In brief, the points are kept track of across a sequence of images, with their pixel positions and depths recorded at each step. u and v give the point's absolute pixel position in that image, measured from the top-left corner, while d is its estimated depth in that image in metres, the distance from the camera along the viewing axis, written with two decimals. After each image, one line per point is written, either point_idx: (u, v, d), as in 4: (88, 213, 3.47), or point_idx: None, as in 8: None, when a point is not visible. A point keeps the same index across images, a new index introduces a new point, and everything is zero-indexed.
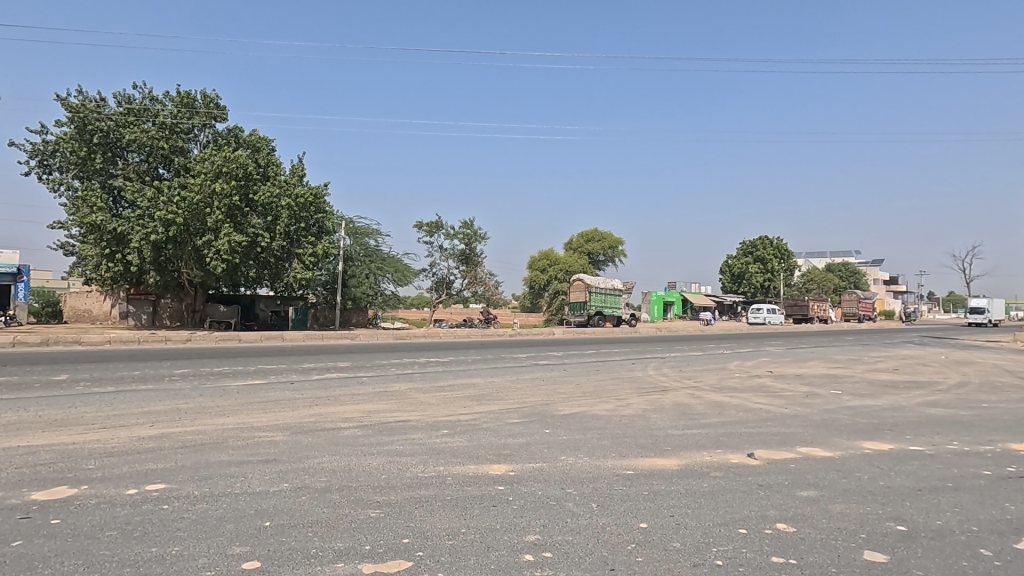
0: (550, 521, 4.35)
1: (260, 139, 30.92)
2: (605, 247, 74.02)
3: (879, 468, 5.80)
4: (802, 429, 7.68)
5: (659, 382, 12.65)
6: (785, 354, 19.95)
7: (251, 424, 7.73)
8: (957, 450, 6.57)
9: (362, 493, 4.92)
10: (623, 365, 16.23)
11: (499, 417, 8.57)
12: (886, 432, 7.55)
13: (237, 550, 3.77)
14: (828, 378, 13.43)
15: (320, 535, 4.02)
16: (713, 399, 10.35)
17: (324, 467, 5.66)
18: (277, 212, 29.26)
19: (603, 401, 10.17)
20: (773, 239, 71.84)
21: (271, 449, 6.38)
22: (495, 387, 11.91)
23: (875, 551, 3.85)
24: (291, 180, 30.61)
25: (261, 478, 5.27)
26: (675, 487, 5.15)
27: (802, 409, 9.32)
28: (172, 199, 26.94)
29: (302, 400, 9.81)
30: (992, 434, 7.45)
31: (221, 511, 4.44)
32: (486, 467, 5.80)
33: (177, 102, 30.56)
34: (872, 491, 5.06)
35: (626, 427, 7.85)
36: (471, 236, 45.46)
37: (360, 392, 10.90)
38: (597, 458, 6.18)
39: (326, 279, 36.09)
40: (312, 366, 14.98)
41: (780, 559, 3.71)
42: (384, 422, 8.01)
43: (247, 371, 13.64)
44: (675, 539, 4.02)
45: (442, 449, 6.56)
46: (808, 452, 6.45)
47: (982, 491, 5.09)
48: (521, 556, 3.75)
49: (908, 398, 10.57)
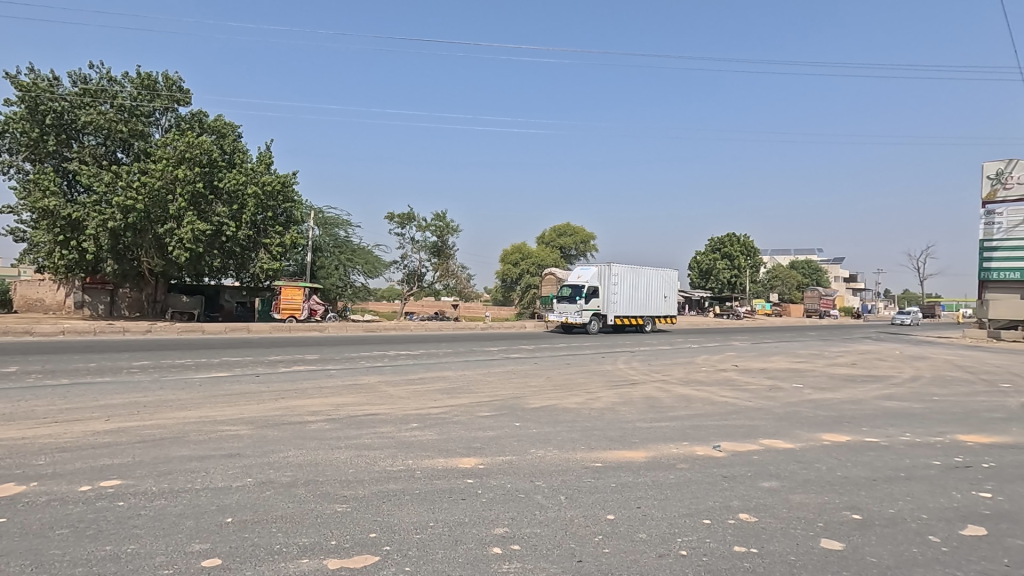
0: (518, 513, 4.36)
1: (226, 124, 29.98)
2: (577, 241, 74.19)
3: (837, 459, 6.00)
4: (765, 422, 7.89)
5: (628, 376, 12.80)
6: (749, 349, 20.46)
7: (215, 418, 7.51)
8: (911, 442, 6.82)
9: (329, 488, 4.84)
10: (592, 359, 16.34)
11: (470, 411, 8.53)
12: (843, 424, 7.81)
13: (197, 547, 3.67)
14: (791, 372, 13.83)
15: (285, 531, 3.94)
16: (680, 393, 10.52)
17: (290, 462, 5.56)
18: (243, 201, 28.27)
19: (572, 395, 10.22)
20: (741, 236, 73.14)
21: (235, 443, 6.22)
22: (466, 380, 11.86)
23: (832, 539, 3.98)
24: (259, 168, 29.82)
25: (223, 473, 5.13)
26: (643, 479, 5.23)
27: (765, 402, 9.58)
28: (131, 184, 25.86)
29: (269, 393, 9.63)
30: (942, 427, 7.75)
31: (181, 507, 4.31)
32: (455, 460, 5.76)
33: (137, 84, 29.46)
34: (831, 481, 5.24)
35: (596, 421, 7.92)
36: (443, 228, 45.13)
37: (328, 385, 10.72)
38: (565, 451, 6.22)
39: (294, 270, 35.18)
40: (279, 359, 14.60)
41: (742, 548, 3.81)
42: (353, 415, 7.92)
43: (210, 364, 13.24)
44: (641, 530, 4.09)
45: (412, 442, 6.50)
46: (770, 444, 6.63)
47: (932, 480, 5.33)
48: (489, 549, 3.75)
49: (865, 392, 10.92)
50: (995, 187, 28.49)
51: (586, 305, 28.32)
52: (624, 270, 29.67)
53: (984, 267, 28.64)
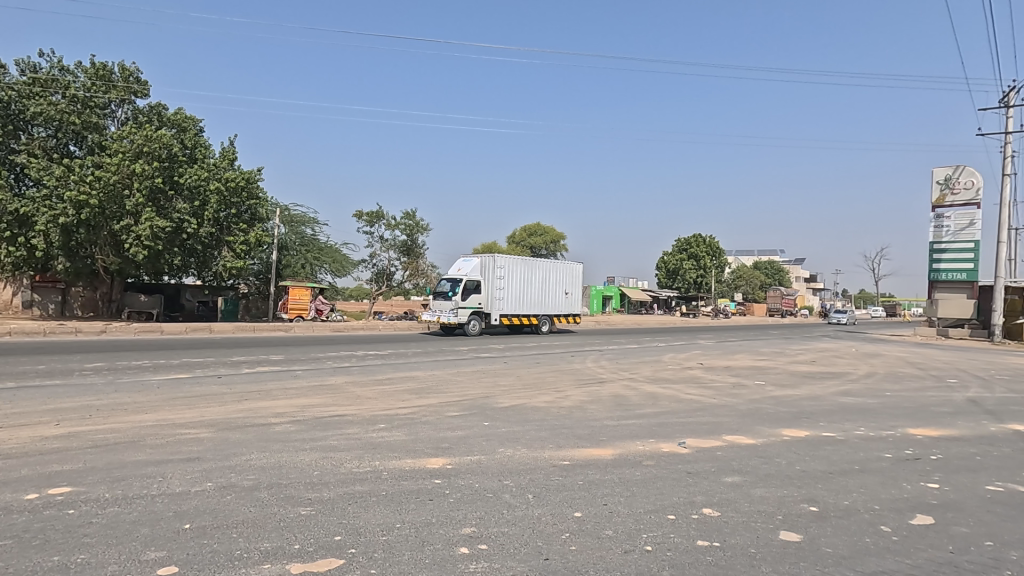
0: (486, 513, 4.36)
1: (187, 118, 29.03)
2: (548, 241, 74.53)
3: (797, 453, 6.19)
4: (728, 418, 8.09)
5: (597, 375, 12.93)
6: (714, 347, 20.91)
7: (174, 421, 7.27)
8: (866, 436, 7.09)
9: (293, 491, 4.73)
10: (562, 358, 16.43)
11: (438, 411, 8.47)
12: (802, 420, 8.07)
13: (152, 555, 3.54)
14: (753, 370, 14.20)
15: (247, 536, 3.84)
16: (646, 391, 10.68)
17: (252, 465, 5.41)
18: (205, 197, 27.42)
19: (541, 393, 10.26)
20: (707, 237, 74.60)
21: (195, 446, 6.03)
22: (435, 380, 11.78)
23: (790, 531, 4.10)
24: (222, 163, 28.99)
25: (181, 478, 4.96)
26: (610, 477, 5.29)
27: (729, 399, 9.81)
28: (84, 179, 24.82)
29: (232, 395, 9.37)
30: (894, 421, 8.08)
31: (136, 514, 4.15)
32: (422, 461, 5.72)
33: (91, 74, 28.25)
34: (790, 475, 5.41)
35: (565, 419, 7.97)
36: (413, 227, 44.72)
37: (293, 386, 10.50)
38: (534, 449, 6.24)
39: (259, 269, 34.27)
40: (242, 360, 14.21)
41: (704, 542, 3.90)
42: (319, 417, 7.77)
43: (169, 366, 12.80)
44: (607, 527, 4.13)
45: (380, 443, 6.42)
46: (733, 440, 6.79)
47: (884, 472, 5.56)
48: (456, 549, 3.73)
49: (823, 388, 11.30)
50: (944, 192, 29.83)
51: (462, 303, 24.57)
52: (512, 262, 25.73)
53: (934, 268, 29.96)
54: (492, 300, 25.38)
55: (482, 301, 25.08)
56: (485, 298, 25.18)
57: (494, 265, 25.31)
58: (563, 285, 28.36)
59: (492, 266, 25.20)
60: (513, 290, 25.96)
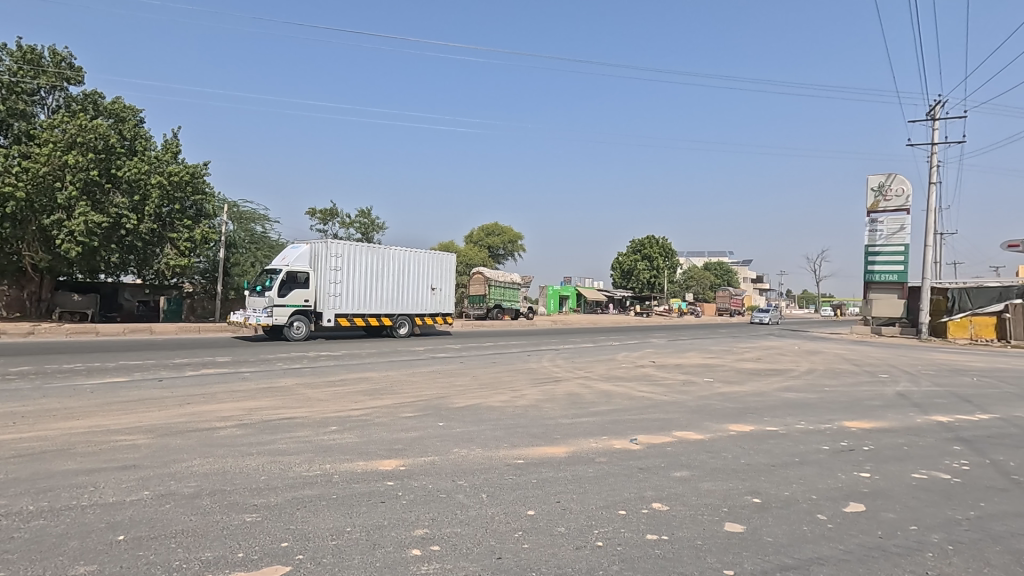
0: (439, 514, 4.32)
1: (125, 108, 27.50)
2: (505, 241, 74.71)
3: (742, 447, 6.43)
4: (678, 415, 8.32)
5: (552, 374, 13.04)
6: (666, 346, 21.46)
7: (108, 427, 6.88)
8: (805, 430, 7.43)
9: (237, 497, 4.56)
10: (518, 358, 16.48)
11: (392, 412, 8.35)
12: (747, 415, 8.39)
13: (81, 570, 3.34)
14: (703, 367, 14.66)
15: (187, 546, 3.68)
16: (601, 389, 10.86)
17: (194, 472, 5.18)
18: (146, 191, 26.07)
19: (497, 393, 10.27)
20: (660, 239, 76.50)
21: (131, 453, 5.73)
22: (390, 381, 11.61)
23: (735, 522, 4.26)
24: (164, 156, 27.64)
25: (115, 487, 4.70)
26: (563, 474, 5.35)
27: (679, 396, 10.09)
28: (10, 169, 23.17)
29: (173, 398, 8.94)
30: (831, 415, 8.51)
31: (64, 527, 3.91)
32: (375, 463, 5.62)
33: (18, 57, 26.40)
34: (735, 468, 5.61)
35: (520, 418, 8.01)
36: (368, 225, 43.96)
37: (240, 389, 10.12)
38: (489, 449, 6.24)
39: (205, 267, 32.85)
40: (185, 363, 13.59)
41: (653, 536, 4.00)
42: (267, 420, 7.51)
43: (104, 369, 12.10)
44: (560, 524, 4.18)
45: (331, 446, 6.28)
46: (682, 436, 6.99)
47: (822, 463, 5.85)
48: (408, 551, 3.69)
49: (767, 384, 11.80)
50: (878, 199, 31.66)
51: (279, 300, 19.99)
52: (352, 251, 21.26)
53: (868, 270, 31.74)
54: (323, 298, 20.82)
55: (308, 298, 20.38)
56: (313, 294, 20.54)
57: (327, 254, 20.72)
58: (426, 278, 24.04)
59: (324, 254, 20.64)
60: (355, 284, 21.49)
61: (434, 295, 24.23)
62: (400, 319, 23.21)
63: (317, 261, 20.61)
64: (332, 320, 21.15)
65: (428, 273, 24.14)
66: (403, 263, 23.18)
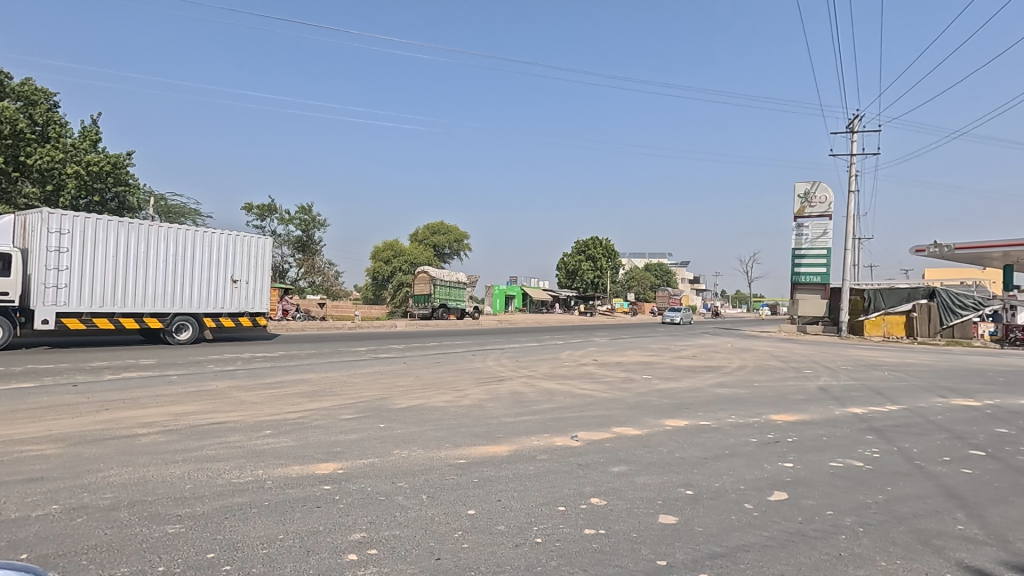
0: (377, 517, 4.24)
1: (36, 90, 24.73)
2: (451, 240, 74.25)
3: (677, 441, 6.68)
4: (617, 411, 8.54)
5: (496, 373, 13.07)
6: (608, 344, 22.01)
7: (12, 437, 6.31)
8: (735, 424, 7.80)
9: (160, 508, 4.30)
10: (463, 358, 16.39)
11: (331, 414, 8.12)
12: (682, 410, 8.72)
13: None
14: (642, 365, 15.12)
15: (101, 562, 3.43)
16: (544, 387, 10.99)
17: (110, 482, 4.84)
18: (60, 181, 24.20)
19: (440, 393, 10.19)
20: (603, 240, 78.18)
21: (38, 465, 5.28)
22: (329, 382, 11.28)
23: (668, 514, 4.41)
24: (82, 144, 25.56)
25: (17, 503, 4.31)
26: (504, 473, 5.36)
27: (619, 393, 10.36)
28: None
29: (88, 404, 8.31)
30: (759, 409, 8.98)
31: None
32: (312, 466, 5.45)
33: None
34: (670, 462, 5.81)
35: (463, 418, 7.97)
36: (308, 222, 42.54)
37: (166, 393, 9.54)
38: (430, 449, 6.18)
39: None
40: (104, 366, 12.67)
41: (591, 531, 4.08)
42: (195, 425, 7.12)
43: (8, 374, 11.09)
44: (500, 522, 4.19)
45: (265, 450, 6.03)
46: (621, 432, 7.17)
47: (750, 455, 6.15)
48: (344, 556, 3.60)
49: (702, 381, 12.30)
50: (804, 205, 33.67)
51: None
52: (92, 229, 16.05)
53: (795, 272, 33.71)
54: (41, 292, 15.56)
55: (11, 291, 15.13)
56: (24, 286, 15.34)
57: (47, 232, 15.48)
58: (226, 266, 18.87)
59: (43, 230, 15.43)
60: (97, 273, 16.27)
61: (235, 289, 19.07)
62: (180, 320, 18.01)
63: (30, 239, 15.41)
64: (58, 322, 15.88)
65: (228, 260, 18.95)
66: (187, 247, 17.95)
